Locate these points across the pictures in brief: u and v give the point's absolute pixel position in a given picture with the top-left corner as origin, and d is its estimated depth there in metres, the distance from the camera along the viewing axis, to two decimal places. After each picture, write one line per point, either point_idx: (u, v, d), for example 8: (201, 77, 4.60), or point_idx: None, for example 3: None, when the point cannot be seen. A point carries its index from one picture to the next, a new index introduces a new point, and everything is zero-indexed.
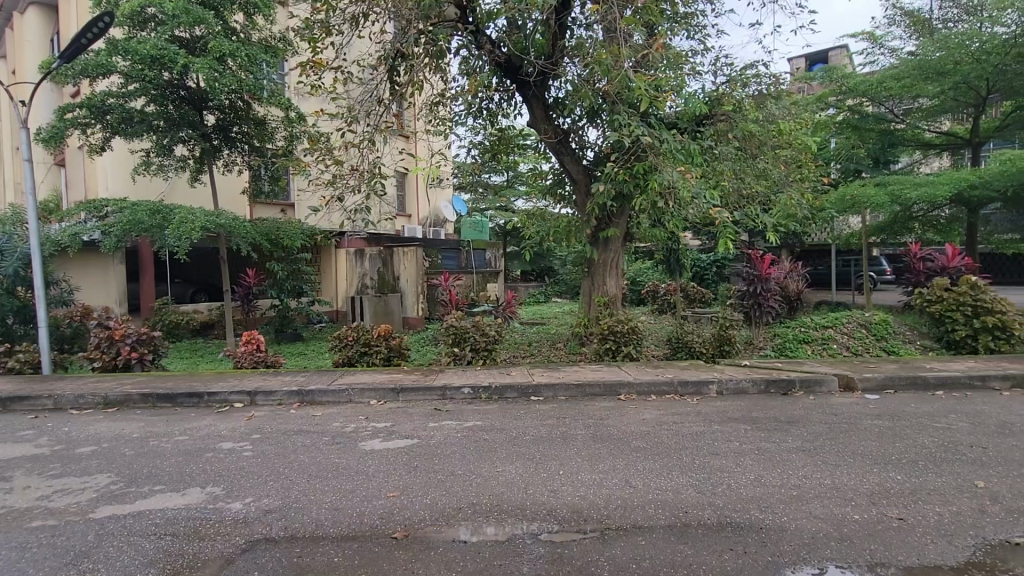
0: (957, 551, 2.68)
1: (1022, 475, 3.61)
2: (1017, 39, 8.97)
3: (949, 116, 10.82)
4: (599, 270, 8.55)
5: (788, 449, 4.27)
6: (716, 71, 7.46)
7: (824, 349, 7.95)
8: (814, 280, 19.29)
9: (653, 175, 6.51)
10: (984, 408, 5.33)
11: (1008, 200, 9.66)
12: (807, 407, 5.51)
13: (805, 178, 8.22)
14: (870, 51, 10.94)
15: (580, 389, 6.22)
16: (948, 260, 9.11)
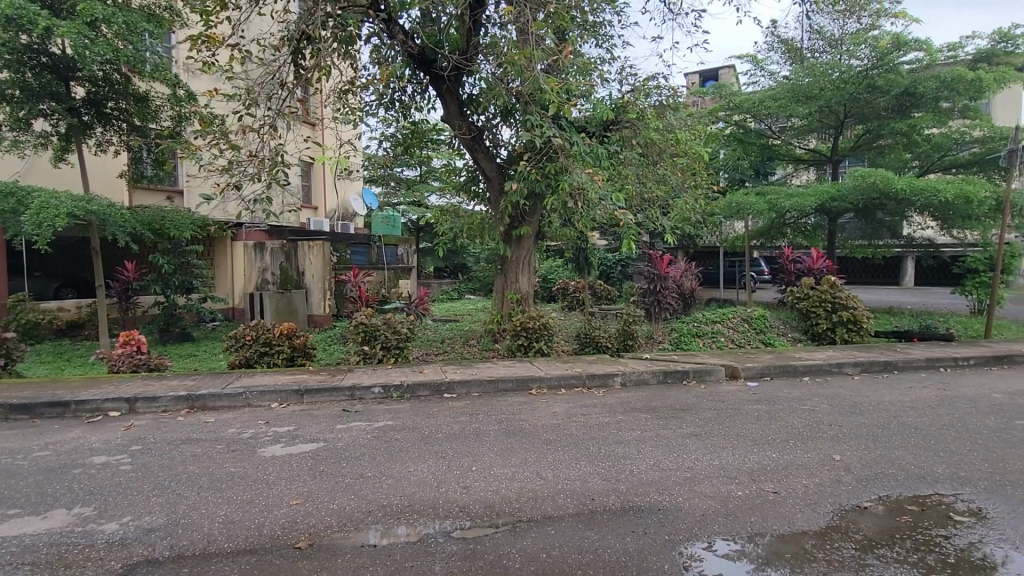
0: (819, 517, 3.09)
1: (867, 447, 4.23)
2: (868, 72, 10.37)
3: (815, 135, 12.28)
4: (511, 267, 8.69)
5: (681, 434, 4.64)
6: (622, 79, 7.85)
7: (713, 342, 8.72)
8: (705, 279, 21.07)
9: (563, 176, 6.76)
10: (840, 391, 6.15)
11: (859, 211, 11.20)
12: (699, 395, 6.03)
13: (698, 184, 8.92)
14: (754, 72, 12.12)
15: (493, 385, 6.30)
16: (813, 262, 10.39)
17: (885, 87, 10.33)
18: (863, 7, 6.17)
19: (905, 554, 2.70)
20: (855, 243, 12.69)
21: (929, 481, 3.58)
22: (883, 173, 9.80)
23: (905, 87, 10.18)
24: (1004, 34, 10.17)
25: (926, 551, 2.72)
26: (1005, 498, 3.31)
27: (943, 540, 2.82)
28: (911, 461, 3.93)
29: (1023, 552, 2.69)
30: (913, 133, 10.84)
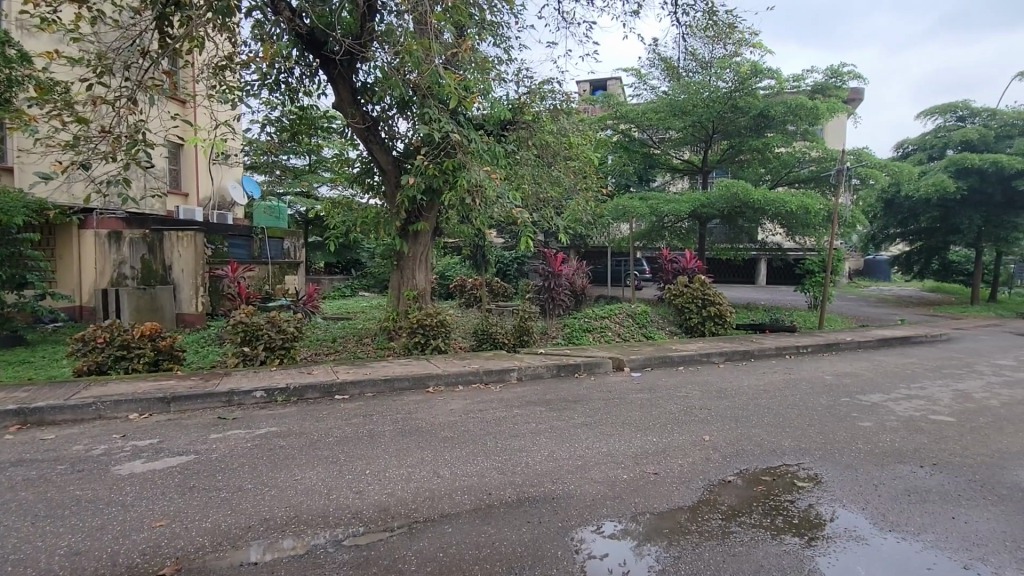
0: (692, 493, 3.43)
1: (731, 427, 4.77)
2: (731, 94, 11.64)
3: (689, 148, 13.53)
4: (407, 263, 8.50)
5: (573, 424, 4.89)
6: (518, 81, 8.01)
7: (602, 336, 9.26)
8: (595, 277, 22.32)
9: (462, 173, 6.75)
10: (709, 378, 6.87)
11: (724, 217, 12.56)
12: (589, 387, 6.38)
13: (589, 187, 9.39)
14: (637, 85, 13.03)
15: (389, 384, 6.13)
16: (687, 262, 11.46)
17: (745, 108, 11.66)
18: (729, 36, 6.88)
19: (759, 519, 3.09)
20: (721, 246, 14.18)
21: (778, 454, 4.13)
22: (744, 184, 11.06)
23: (761, 109, 11.58)
24: (835, 71, 11.94)
25: (776, 515, 3.14)
26: (835, 464, 3.93)
27: (789, 504, 3.28)
28: (765, 438, 4.50)
29: (848, 509, 3.22)
30: (766, 150, 12.38)
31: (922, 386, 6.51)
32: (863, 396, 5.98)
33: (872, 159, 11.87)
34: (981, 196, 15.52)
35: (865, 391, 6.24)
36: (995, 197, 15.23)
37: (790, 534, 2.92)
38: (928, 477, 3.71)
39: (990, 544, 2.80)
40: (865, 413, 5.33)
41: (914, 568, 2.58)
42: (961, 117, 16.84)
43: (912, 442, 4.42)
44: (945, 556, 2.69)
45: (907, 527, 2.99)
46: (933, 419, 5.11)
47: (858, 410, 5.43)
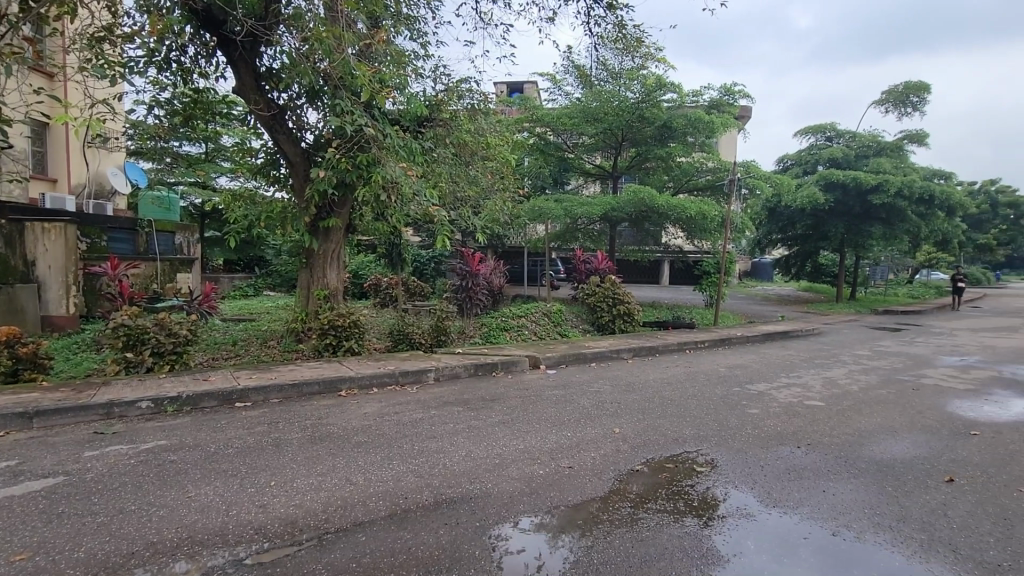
0: (604, 484, 3.60)
1: (638, 419, 5.06)
2: (638, 104, 12.31)
3: (600, 153, 14.15)
4: (317, 261, 8.09)
5: (490, 423, 4.93)
6: (435, 78, 7.90)
7: (518, 335, 9.40)
8: (511, 277, 22.65)
9: (376, 168, 6.52)
10: (618, 374, 7.23)
11: (632, 221, 13.25)
12: (506, 385, 6.46)
13: (506, 188, 9.47)
14: (552, 90, 13.39)
15: (297, 388, 5.80)
16: (599, 262, 11.98)
17: (651, 119, 12.39)
18: (637, 49, 7.26)
19: (664, 505, 3.31)
20: (629, 248, 14.96)
21: (680, 442, 4.45)
22: (650, 190, 11.75)
23: (665, 120, 12.36)
24: (729, 89, 13.03)
25: (679, 500, 3.38)
26: (729, 449, 4.31)
27: (689, 489, 3.54)
28: (668, 427, 4.83)
29: (739, 489, 3.53)
30: (670, 158, 13.24)
31: (799, 375, 7.32)
32: (751, 386, 6.61)
33: (759, 171, 13.11)
34: (844, 207, 17.72)
35: (753, 381, 6.89)
36: (855, 208, 17.45)
37: (690, 516, 3.16)
38: (803, 456, 4.18)
39: (852, 512, 3.21)
40: (753, 400, 5.88)
41: (794, 539, 2.89)
42: (830, 137, 19.09)
43: (791, 426, 4.96)
44: (819, 526, 3.04)
45: (788, 502, 3.34)
46: (807, 405, 5.76)
47: (747, 398, 5.99)
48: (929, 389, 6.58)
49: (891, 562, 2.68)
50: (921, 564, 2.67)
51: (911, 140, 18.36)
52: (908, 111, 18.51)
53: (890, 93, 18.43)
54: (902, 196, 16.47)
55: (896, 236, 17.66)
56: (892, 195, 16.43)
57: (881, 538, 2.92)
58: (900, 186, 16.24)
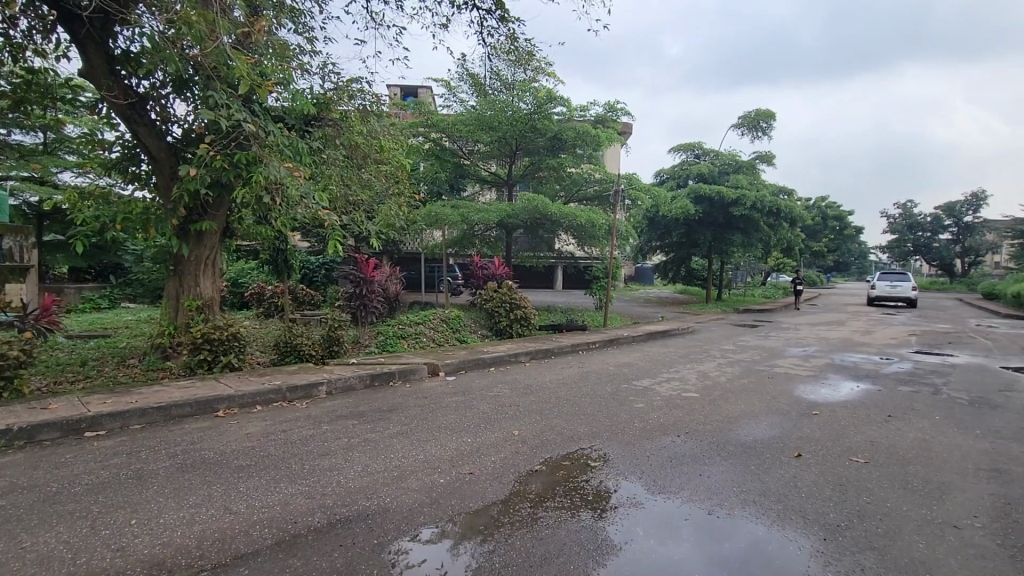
0: (503, 487, 3.66)
1: (535, 421, 5.21)
2: (530, 116, 12.69)
3: (495, 161, 14.40)
4: (188, 268, 7.29)
5: (387, 435, 4.78)
6: (323, 75, 7.54)
7: (416, 342, 9.21)
8: (407, 283, 22.24)
9: (257, 167, 6.01)
10: (515, 377, 7.40)
11: (527, 228, 13.64)
12: (404, 394, 6.31)
13: (401, 192, 9.26)
14: (447, 96, 13.40)
15: (164, 412, 5.16)
16: (495, 268, 12.17)
17: (542, 130, 12.85)
18: (528, 62, 7.54)
19: (561, 501, 3.44)
20: (524, 254, 15.39)
21: (574, 440, 4.66)
22: (542, 198, 12.17)
23: (555, 133, 12.92)
24: (612, 106, 13.96)
25: (574, 495, 3.54)
26: (619, 443, 4.60)
27: (583, 483, 3.72)
28: (564, 426, 5.04)
29: (628, 480, 3.78)
30: (561, 169, 13.87)
31: (677, 370, 8.02)
32: (637, 382, 7.12)
33: (639, 183, 14.19)
34: (711, 217, 19.80)
35: (639, 378, 7.43)
36: (719, 219, 19.57)
37: (585, 510, 3.32)
38: (682, 444, 4.58)
39: (724, 491, 3.59)
40: (639, 396, 6.34)
41: (676, 521, 3.16)
42: (698, 155, 21.23)
43: (672, 417, 5.42)
44: (697, 507, 3.35)
45: (670, 488, 3.64)
46: (685, 396, 6.33)
47: (633, 394, 6.44)
48: (781, 377, 7.57)
49: (755, 532, 3.04)
50: (778, 531, 3.05)
51: (762, 160, 21.04)
52: (759, 135, 21.17)
53: (745, 118, 20.95)
54: (756, 208, 18.77)
55: (753, 243, 20.10)
56: (749, 207, 18.65)
57: (747, 511, 3.30)
58: (754, 200, 18.49)
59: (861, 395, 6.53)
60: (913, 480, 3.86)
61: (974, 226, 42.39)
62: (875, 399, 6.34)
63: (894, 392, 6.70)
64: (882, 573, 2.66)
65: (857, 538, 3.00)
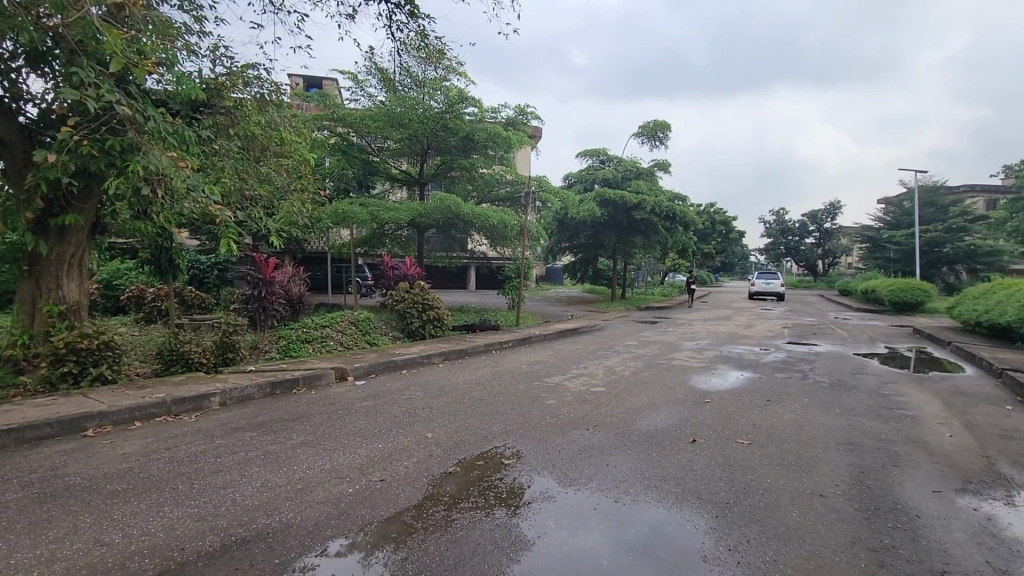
0: (417, 491, 3.58)
1: (449, 422, 5.17)
2: (442, 115, 12.55)
3: (406, 158, 14.07)
4: (47, 268, 6.36)
5: (291, 445, 4.49)
6: (214, 58, 6.91)
7: (322, 346, 8.76)
8: (312, 284, 21.12)
9: (134, 156, 5.37)
10: (428, 379, 7.29)
11: (439, 227, 13.50)
12: (309, 402, 5.96)
13: (304, 188, 8.73)
14: (354, 89, 12.89)
15: (16, 435, 4.45)
16: (407, 268, 11.90)
17: (454, 130, 12.76)
18: (438, 60, 7.44)
19: (475, 501, 3.44)
20: (437, 254, 15.20)
21: (488, 439, 4.68)
22: (455, 198, 12.09)
23: (467, 133, 12.90)
24: (522, 109, 14.19)
25: (488, 494, 3.55)
26: (531, 439, 4.69)
27: (497, 482, 3.75)
28: (478, 426, 5.05)
29: (541, 475, 3.87)
30: (473, 169, 13.88)
31: (585, 366, 8.37)
32: (549, 379, 7.31)
33: (549, 186, 14.59)
34: (615, 220, 20.86)
35: (550, 375, 7.64)
36: (623, 221, 20.68)
37: (499, 508, 3.35)
38: (590, 437, 4.77)
39: (629, 480, 3.79)
40: (551, 392, 6.51)
41: (586, 511, 3.28)
42: (603, 160, 22.25)
43: (581, 411, 5.63)
44: (606, 496, 3.50)
45: (580, 480, 3.78)
46: (593, 391, 6.62)
47: (545, 390, 6.61)
48: (678, 369, 8.15)
49: (657, 515, 3.24)
50: (677, 513, 3.28)
51: (660, 168, 22.52)
52: (657, 144, 22.63)
53: (645, 128, 22.30)
54: (655, 213, 20.07)
55: (653, 245, 21.46)
56: (649, 211, 19.88)
57: (650, 496, 3.51)
58: (654, 205, 19.73)
59: (745, 383, 7.22)
60: (788, 457, 4.32)
61: (833, 231, 48.56)
62: (757, 386, 7.04)
63: (773, 379, 7.48)
64: (764, 542, 2.95)
65: (743, 513, 3.31)
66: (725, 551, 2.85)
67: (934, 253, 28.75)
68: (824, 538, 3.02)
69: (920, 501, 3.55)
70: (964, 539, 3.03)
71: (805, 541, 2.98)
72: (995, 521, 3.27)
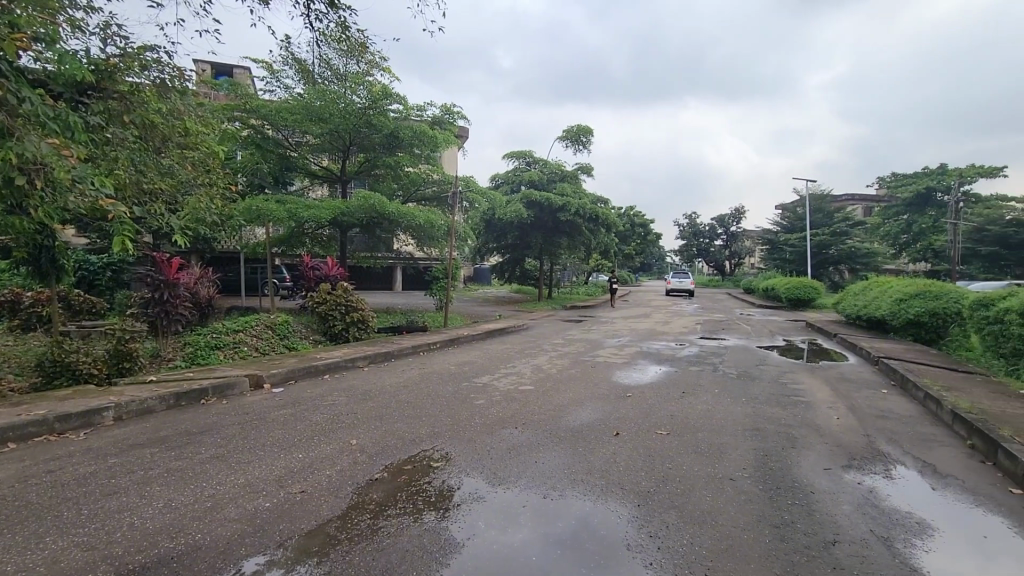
0: (340, 502, 3.43)
1: (375, 427, 5.00)
2: (365, 110, 12.16)
3: (328, 155, 13.60)
4: None
5: (199, 460, 4.15)
6: (105, 37, 6.25)
7: (235, 352, 8.17)
8: (223, 286, 19.72)
9: (4, 142, 4.71)
10: (352, 383, 7.03)
11: (363, 227, 13.06)
12: (219, 412, 5.54)
13: (213, 183, 8.08)
14: (269, 80, 12.18)
15: None
16: (329, 268, 11.39)
17: (378, 126, 12.41)
18: (361, 54, 7.18)
19: (403, 507, 3.37)
20: (361, 254, 14.82)
21: (416, 442, 4.60)
22: (379, 197, 11.75)
23: (392, 130, 12.57)
24: (448, 109, 14.06)
25: (416, 498, 3.49)
26: (460, 440, 4.66)
27: (426, 485, 3.69)
28: (405, 429, 4.94)
29: (470, 476, 3.85)
30: (398, 168, 13.57)
31: (513, 365, 8.44)
32: (477, 379, 7.31)
33: (476, 186, 14.58)
34: (541, 221, 21.25)
35: (478, 375, 7.64)
36: (548, 222, 21.11)
37: (428, 512, 3.29)
38: (518, 435, 4.82)
39: (557, 475, 3.87)
40: (479, 392, 6.51)
41: (515, 509, 3.30)
42: (529, 162, 22.59)
43: (509, 410, 5.67)
44: (534, 493, 3.55)
45: (509, 479, 3.81)
46: (521, 389, 6.69)
47: (473, 391, 6.59)
48: (602, 365, 8.45)
49: (583, 508, 3.33)
50: (602, 504, 3.40)
51: (584, 171, 23.23)
52: (581, 148, 23.34)
53: (569, 132, 22.92)
54: (579, 215, 20.67)
55: (577, 246, 22.09)
56: (573, 213, 20.44)
57: (577, 490, 3.60)
58: (578, 207, 20.31)
59: (663, 376, 7.62)
60: (702, 445, 4.61)
61: (738, 234, 52.57)
62: (674, 379, 7.46)
63: (688, 372, 7.96)
64: (681, 527, 3.12)
65: (663, 500, 3.48)
66: (647, 538, 2.98)
67: (822, 254, 31.95)
68: (734, 519, 3.25)
69: (814, 479, 3.92)
70: (851, 511, 3.39)
71: (719, 523, 3.19)
72: (875, 494, 3.69)
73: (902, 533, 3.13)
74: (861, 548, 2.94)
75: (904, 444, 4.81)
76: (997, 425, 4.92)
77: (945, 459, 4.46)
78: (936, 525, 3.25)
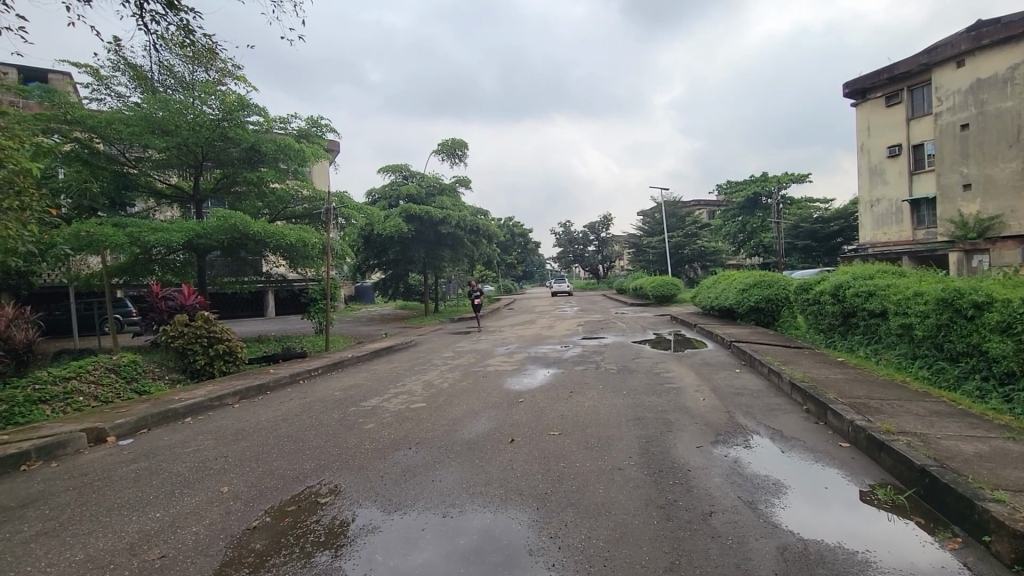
0: (213, 559, 3.03)
1: (251, 469, 4.52)
2: (218, 122, 11.04)
3: (175, 171, 12.15)
4: None
5: (22, 540, 3.40)
6: None
7: (66, 404, 6.86)
8: (48, 327, 16.59)
9: None
10: (221, 423, 6.29)
11: (224, 249, 11.79)
12: (47, 479, 4.59)
13: (30, 207, 6.53)
14: (95, 87, 10.58)
15: None
16: (185, 297, 10.12)
17: (236, 139, 11.35)
18: (211, 59, 6.52)
19: (289, 553, 3.06)
20: (223, 279, 13.41)
21: (300, 479, 4.23)
22: (241, 216, 10.71)
23: (252, 144, 11.55)
24: (315, 121, 13.31)
25: (304, 541, 3.19)
26: (350, 470, 4.37)
27: (313, 524, 3.39)
28: (287, 467, 4.53)
29: (364, 507, 3.62)
30: (261, 184, 12.52)
31: (404, 384, 8.16)
32: (365, 403, 6.94)
33: (351, 202, 13.98)
34: (422, 235, 20.94)
35: (366, 398, 7.28)
36: (430, 236, 20.87)
37: (318, 553, 3.03)
38: (413, 455, 4.66)
39: (457, 491, 3.79)
40: (368, 416, 6.18)
41: (414, 533, 3.17)
42: (406, 176, 22.21)
43: (402, 431, 5.48)
44: (433, 513, 3.44)
45: (406, 504, 3.63)
46: (413, 408, 6.50)
47: (362, 415, 6.25)
48: (493, 374, 8.50)
49: (484, 520, 3.29)
50: (503, 513, 3.39)
51: (461, 184, 23.40)
52: (456, 161, 23.50)
53: (443, 146, 22.96)
54: (460, 226, 20.73)
55: (460, 258, 22.12)
56: (454, 226, 20.46)
57: (476, 504, 3.55)
58: (459, 219, 20.37)
59: (552, 379, 7.89)
60: (591, 440, 4.84)
61: (608, 239, 56.61)
62: (562, 380, 7.75)
63: (574, 372, 8.32)
64: (578, 523, 3.23)
65: (561, 500, 3.57)
66: (548, 540, 3.04)
67: (679, 253, 35.59)
68: (625, 507, 3.44)
69: (689, 457, 4.30)
70: (722, 482, 3.77)
71: (611, 513, 3.35)
72: (739, 463, 4.16)
73: (763, 495, 3.55)
74: (733, 514, 3.27)
75: (758, 416, 5.49)
76: (824, 389, 5.84)
77: (790, 425, 5.15)
78: (788, 483, 3.74)
